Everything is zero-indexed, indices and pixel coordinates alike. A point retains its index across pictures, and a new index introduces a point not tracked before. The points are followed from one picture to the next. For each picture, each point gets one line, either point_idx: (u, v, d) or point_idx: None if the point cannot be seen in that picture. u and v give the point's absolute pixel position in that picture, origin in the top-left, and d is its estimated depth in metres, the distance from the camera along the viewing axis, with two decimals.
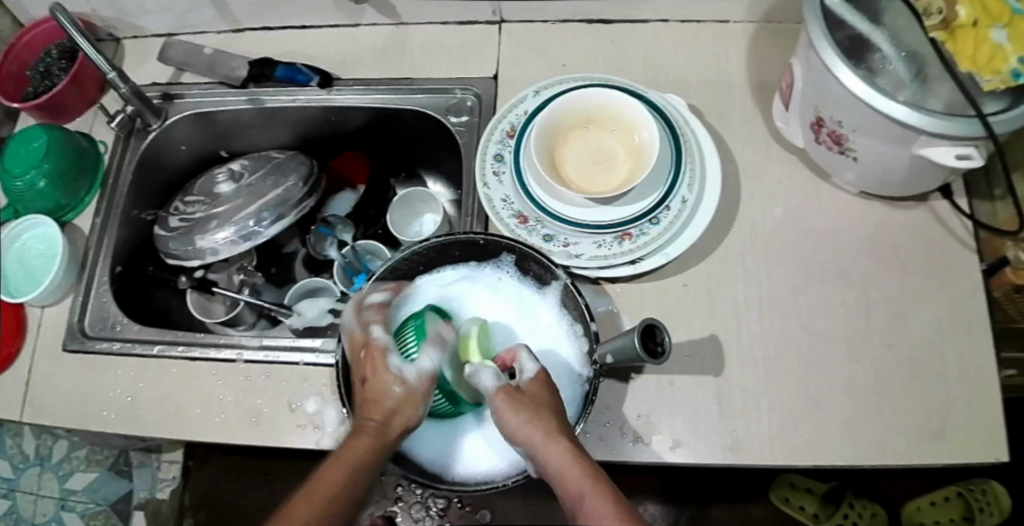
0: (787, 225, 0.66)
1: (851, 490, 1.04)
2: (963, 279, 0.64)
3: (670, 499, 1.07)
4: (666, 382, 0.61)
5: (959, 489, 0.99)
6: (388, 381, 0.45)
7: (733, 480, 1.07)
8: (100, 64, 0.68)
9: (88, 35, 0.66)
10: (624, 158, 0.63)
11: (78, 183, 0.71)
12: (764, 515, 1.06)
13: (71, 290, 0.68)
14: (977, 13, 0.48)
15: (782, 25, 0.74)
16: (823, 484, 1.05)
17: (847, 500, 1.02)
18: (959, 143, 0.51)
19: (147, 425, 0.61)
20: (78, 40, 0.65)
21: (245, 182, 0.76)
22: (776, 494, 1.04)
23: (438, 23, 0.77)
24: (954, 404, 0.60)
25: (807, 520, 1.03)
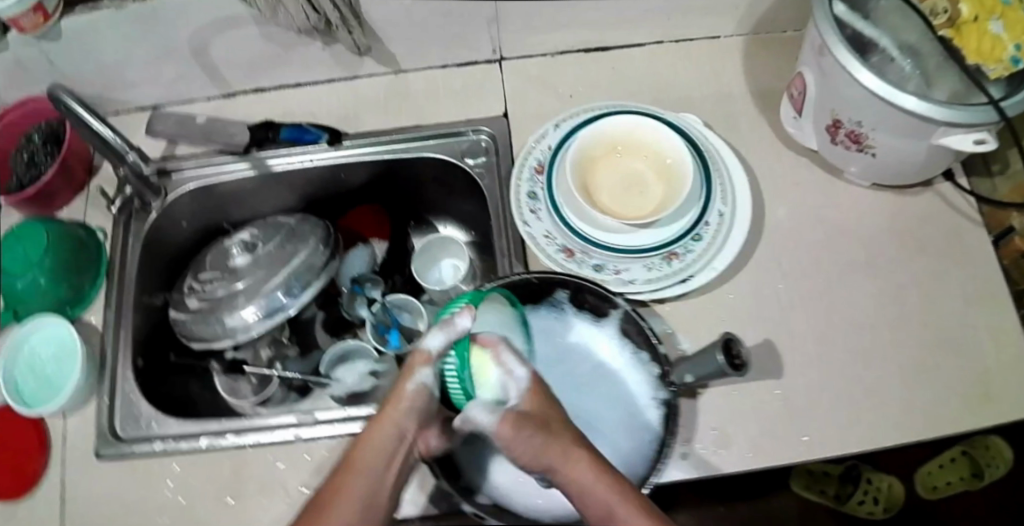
0: (811, 223, 0.69)
1: (865, 466, 1.09)
2: (982, 251, 0.67)
3: (701, 508, 1.07)
4: (730, 392, 0.60)
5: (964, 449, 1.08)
6: (401, 416, 0.45)
7: (758, 480, 1.08)
8: (120, 146, 0.65)
9: (99, 113, 0.62)
10: (655, 179, 0.63)
11: (82, 276, 0.69)
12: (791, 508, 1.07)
13: (92, 394, 0.66)
14: (977, 8, 0.54)
15: (770, 35, 0.78)
16: (838, 465, 1.09)
17: (863, 476, 1.08)
18: (973, 130, 0.54)
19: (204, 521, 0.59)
20: (86, 119, 0.61)
21: (261, 251, 0.74)
22: (797, 482, 1.08)
23: (437, 67, 0.77)
24: (1004, 370, 0.61)
25: (828, 502, 1.07)
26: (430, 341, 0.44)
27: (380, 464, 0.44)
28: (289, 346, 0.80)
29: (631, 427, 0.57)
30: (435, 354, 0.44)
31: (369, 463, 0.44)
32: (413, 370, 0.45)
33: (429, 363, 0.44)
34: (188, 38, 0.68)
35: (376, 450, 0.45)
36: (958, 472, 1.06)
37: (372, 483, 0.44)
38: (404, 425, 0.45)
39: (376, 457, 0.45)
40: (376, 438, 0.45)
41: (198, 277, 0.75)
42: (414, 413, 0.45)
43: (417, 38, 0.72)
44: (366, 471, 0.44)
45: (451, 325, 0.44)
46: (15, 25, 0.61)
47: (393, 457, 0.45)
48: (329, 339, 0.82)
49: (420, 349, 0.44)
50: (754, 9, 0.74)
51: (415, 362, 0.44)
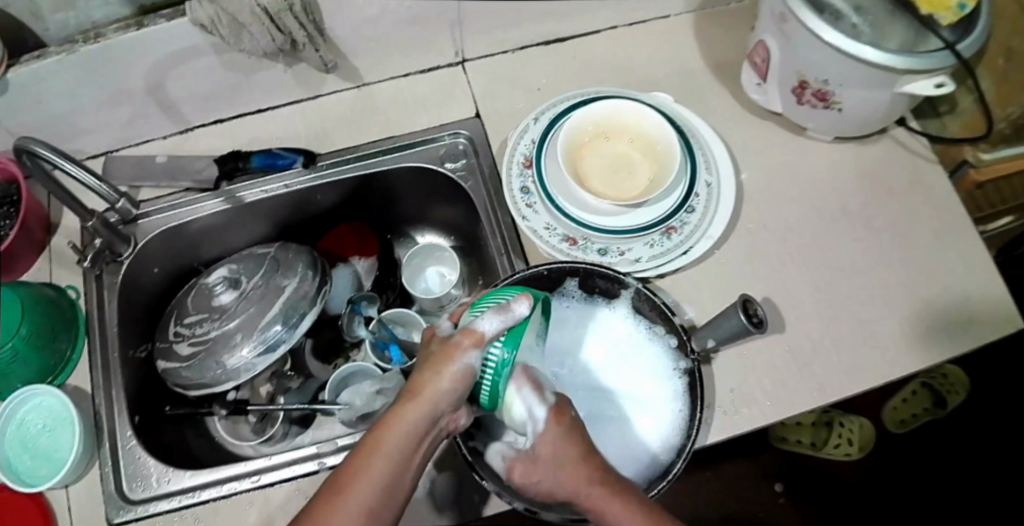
0: (786, 182, 0.72)
1: (837, 410, 1.12)
2: (941, 186, 0.72)
3: (693, 475, 1.11)
4: (742, 353, 0.62)
5: (923, 380, 1.13)
6: (438, 399, 0.42)
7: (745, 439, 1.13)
8: (106, 193, 0.62)
9: (76, 159, 0.56)
10: (641, 159, 0.65)
11: (62, 340, 0.65)
12: (780, 460, 1.12)
13: (93, 459, 0.62)
14: None
15: (717, 9, 0.81)
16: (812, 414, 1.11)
17: (836, 420, 1.11)
18: (932, 75, 0.58)
19: None
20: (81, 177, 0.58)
21: (248, 286, 0.71)
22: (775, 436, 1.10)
23: (401, 76, 0.76)
24: (978, 293, 0.66)
25: (807, 450, 1.10)
26: (484, 324, 0.42)
27: (406, 448, 0.42)
28: (291, 378, 0.78)
29: (658, 400, 0.57)
30: (488, 337, 0.42)
31: (396, 446, 0.41)
32: (460, 352, 0.42)
33: (480, 346, 0.42)
34: (143, 75, 0.64)
35: (405, 433, 0.42)
36: (921, 404, 1.12)
37: (395, 468, 0.41)
38: (439, 409, 0.42)
39: (403, 440, 0.42)
40: (406, 420, 0.41)
41: (183, 322, 0.72)
42: (451, 397, 0.42)
43: (382, 49, 0.71)
44: (390, 456, 0.41)
45: (507, 310, 0.43)
46: None
47: (420, 441, 0.42)
48: (321, 365, 0.80)
49: (472, 331, 0.42)
50: None
51: (463, 343, 0.41)
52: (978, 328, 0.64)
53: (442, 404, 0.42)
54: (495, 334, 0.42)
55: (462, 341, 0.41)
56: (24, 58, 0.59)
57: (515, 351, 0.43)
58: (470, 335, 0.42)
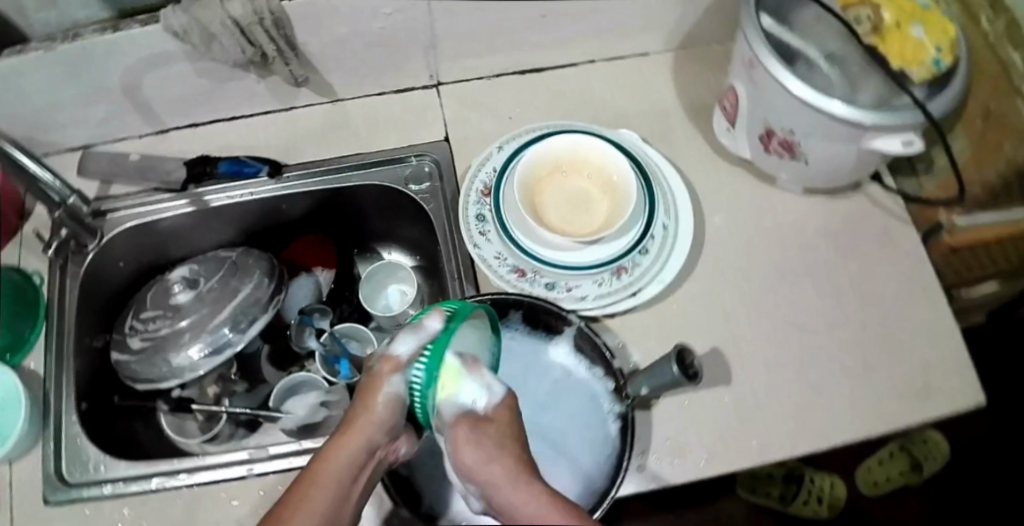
0: (749, 231, 0.71)
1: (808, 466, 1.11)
2: (911, 247, 0.70)
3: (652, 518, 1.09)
4: (684, 401, 0.61)
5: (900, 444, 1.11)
6: (371, 431, 0.42)
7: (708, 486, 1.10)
8: (59, 189, 0.64)
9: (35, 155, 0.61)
10: (600, 196, 0.64)
11: (19, 322, 0.66)
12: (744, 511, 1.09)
13: (37, 441, 0.62)
14: (898, 14, 0.57)
15: (698, 50, 0.80)
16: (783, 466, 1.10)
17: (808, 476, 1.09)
18: (902, 131, 0.56)
19: None
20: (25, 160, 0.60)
21: (205, 287, 0.72)
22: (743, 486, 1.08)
23: (376, 94, 0.77)
24: (936, 360, 0.64)
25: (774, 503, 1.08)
26: (399, 347, 0.41)
27: (343, 482, 0.42)
28: (237, 382, 0.78)
29: (589, 443, 0.57)
30: (406, 359, 0.41)
31: (333, 480, 0.42)
32: (382, 380, 0.41)
33: (401, 371, 0.41)
34: (118, 74, 0.66)
35: (340, 466, 0.42)
36: (897, 468, 1.09)
37: (333, 502, 0.42)
38: (373, 442, 0.42)
39: (340, 474, 0.42)
40: (341, 453, 0.42)
41: (140, 316, 0.72)
42: (383, 429, 0.42)
43: (355, 66, 0.72)
44: (330, 488, 0.41)
45: (422, 328, 0.42)
46: None
47: (357, 474, 0.43)
48: (275, 372, 0.80)
49: (388, 357, 0.41)
50: (680, 26, 0.76)
51: (383, 372, 0.41)
52: (930, 396, 0.63)
53: (376, 435, 0.42)
54: (411, 356, 0.41)
55: (382, 369, 0.41)
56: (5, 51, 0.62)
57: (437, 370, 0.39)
58: (387, 362, 0.41)
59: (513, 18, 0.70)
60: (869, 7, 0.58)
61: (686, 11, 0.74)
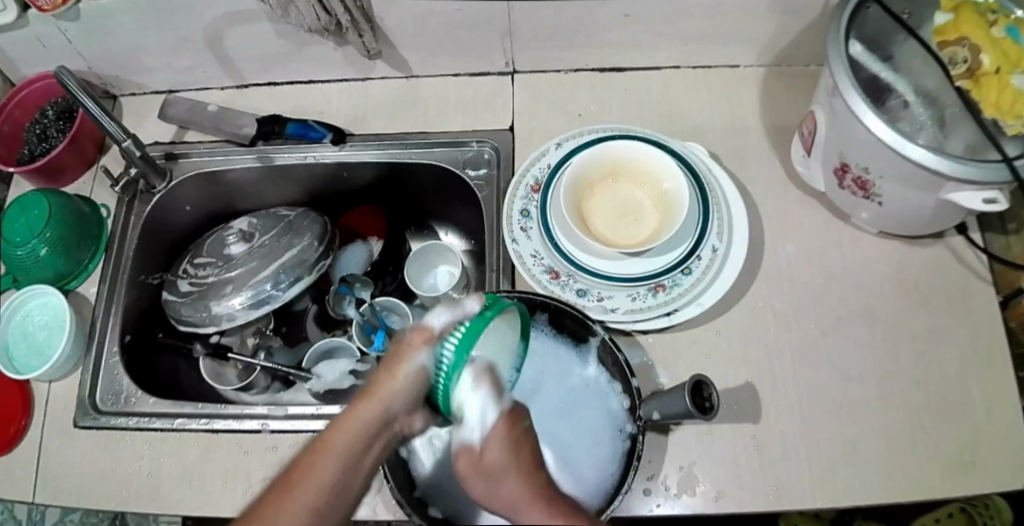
0: (810, 268, 0.66)
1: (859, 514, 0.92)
2: (989, 312, 0.64)
3: None
4: (705, 431, 0.59)
5: (960, 503, 0.86)
6: (390, 399, 0.40)
7: None
8: (115, 132, 0.67)
9: (95, 95, 0.66)
10: (651, 209, 0.63)
11: (81, 251, 0.71)
12: None
13: (78, 363, 0.68)
14: (999, 60, 0.51)
15: (792, 68, 0.76)
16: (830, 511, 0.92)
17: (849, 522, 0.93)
18: (985, 188, 0.51)
19: (170, 503, 0.60)
20: (83, 100, 0.65)
21: (257, 242, 0.74)
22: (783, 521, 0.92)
23: (450, 75, 0.77)
24: (991, 438, 0.59)
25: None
26: (435, 320, 0.41)
27: (356, 448, 0.40)
28: (273, 338, 0.81)
29: (595, 458, 0.55)
30: (439, 333, 0.40)
31: (346, 446, 0.39)
32: (410, 350, 0.40)
33: (429, 343, 0.40)
34: (201, 27, 0.70)
35: (355, 433, 0.40)
36: None
37: (344, 468, 0.39)
38: (392, 410, 0.41)
39: (354, 440, 0.40)
40: (358, 419, 0.40)
41: (193, 261, 0.76)
42: (404, 399, 0.41)
43: (429, 45, 0.72)
44: (342, 452, 0.39)
45: (458, 306, 0.42)
46: (34, 4, 0.65)
47: (371, 442, 0.40)
48: (319, 332, 0.81)
49: (422, 328, 0.40)
50: (774, 42, 0.72)
51: (413, 341, 0.40)
52: (974, 474, 0.57)
53: (396, 404, 0.41)
54: (445, 328, 0.41)
55: (412, 339, 0.40)
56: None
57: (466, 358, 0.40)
58: (421, 331, 0.40)
59: (594, 15, 0.68)
60: (967, 47, 0.53)
61: (782, 27, 0.70)
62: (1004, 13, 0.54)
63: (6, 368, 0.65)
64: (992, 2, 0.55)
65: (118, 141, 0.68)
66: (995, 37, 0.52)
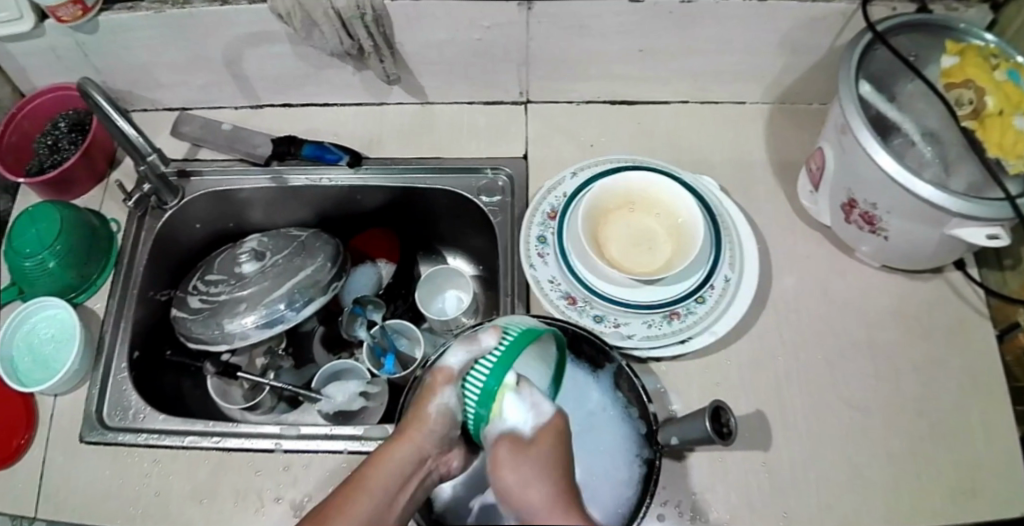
0: (815, 299, 0.68)
1: None
2: (986, 345, 0.66)
3: None
4: (717, 457, 0.60)
5: None
6: (421, 441, 0.43)
7: None
8: (142, 146, 0.67)
9: (123, 111, 0.65)
10: (665, 239, 0.64)
11: (90, 264, 0.71)
12: None
13: (85, 377, 0.67)
14: (1002, 102, 0.55)
15: (795, 105, 0.79)
16: None
17: None
18: (989, 224, 0.54)
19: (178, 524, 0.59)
20: (112, 115, 0.64)
21: (270, 262, 0.75)
22: None
23: (465, 102, 0.79)
24: (992, 467, 0.60)
25: None
26: (452, 359, 0.41)
27: (389, 490, 0.43)
28: (284, 358, 0.80)
29: (611, 483, 0.56)
30: (458, 373, 0.41)
31: (381, 485, 0.43)
32: (435, 391, 0.42)
33: (452, 383, 0.41)
34: (222, 46, 0.71)
35: (391, 472, 0.43)
36: None
37: (378, 507, 0.43)
38: (424, 451, 0.44)
39: (388, 480, 0.43)
40: (392, 463, 0.43)
41: (204, 278, 0.76)
42: (434, 439, 0.43)
43: (447, 72, 0.74)
44: (373, 495, 0.43)
45: (473, 343, 0.41)
46: (54, 15, 0.65)
47: (403, 483, 0.44)
48: (325, 355, 0.81)
49: (443, 368, 0.42)
50: (780, 80, 0.75)
51: (437, 384, 0.41)
52: (976, 503, 0.59)
53: (427, 445, 0.44)
54: (462, 367, 0.41)
55: (436, 380, 0.42)
56: (117, 5, 0.67)
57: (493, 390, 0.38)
58: (441, 373, 0.42)
59: (610, 48, 0.70)
60: (973, 89, 0.57)
61: (788, 65, 0.73)
62: (1004, 58, 0.58)
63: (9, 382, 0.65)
64: (993, 47, 0.60)
65: (142, 156, 0.69)
66: (997, 80, 0.56)
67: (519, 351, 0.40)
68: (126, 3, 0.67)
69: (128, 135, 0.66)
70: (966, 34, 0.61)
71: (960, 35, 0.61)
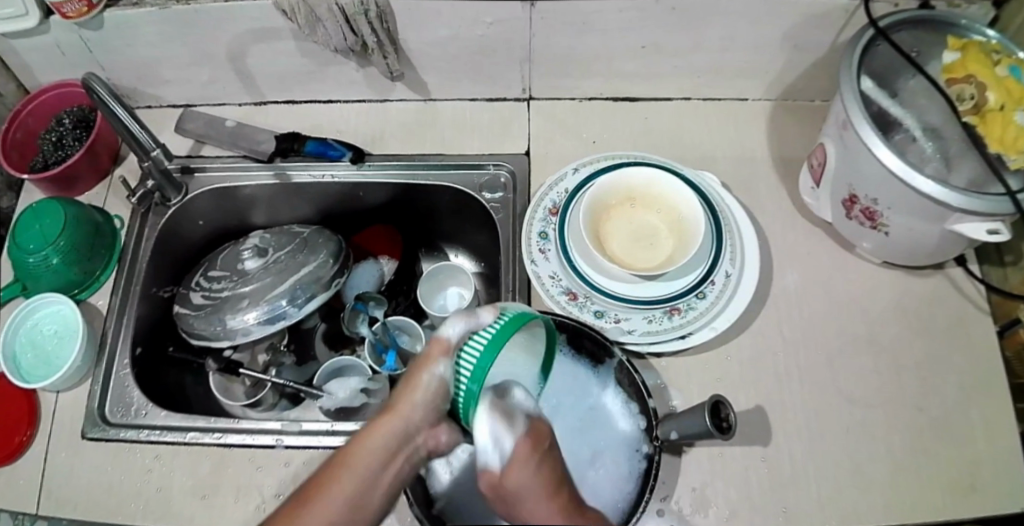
0: (816, 295, 0.68)
1: None
2: (987, 342, 0.66)
3: None
4: (717, 453, 0.60)
5: None
6: (410, 413, 0.42)
7: None
8: (146, 142, 0.68)
9: (127, 105, 0.65)
10: (666, 234, 0.64)
11: (94, 260, 0.71)
12: None
13: (88, 373, 0.67)
14: (1004, 98, 0.55)
15: (798, 102, 0.79)
16: None
17: None
18: (989, 220, 0.54)
19: (179, 518, 0.59)
20: (116, 111, 0.64)
21: (272, 258, 0.75)
22: None
23: (467, 99, 0.79)
24: (992, 464, 0.60)
25: None
26: (449, 331, 0.42)
27: (376, 463, 0.41)
28: (285, 354, 0.80)
29: (613, 478, 0.56)
30: (454, 344, 0.42)
31: (368, 457, 0.41)
32: (430, 361, 0.42)
33: (447, 355, 0.41)
34: (226, 43, 0.71)
35: (377, 445, 0.41)
36: None
37: (363, 480, 0.41)
38: (412, 424, 0.42)
39: (375, 454, 0.41)
40: (379, 433, 0.42)
41: (207, 274, 0.76)
42: (425, 410, 0.42)
43: (451, 69, 0.74)
44: (361, 467, 0.41)
45: (470, 318, 0.43)
46: (60, 10, 0.66)
47: (390, 457, 0.42)
48: (327, 351, 0.82)
49: (438, 339, 0.42)
50: (783, 77, 0.75)
51: (431, 354, 0.41)
52: (976, 499, 0.59)
53: (417, 417, 0.42)
54: (460, 338, 0.42)
55: (431, 351, 0.42)
56: (122, 2, 0.68)
57: (490, 363, 0.40)
58: (436, 344, 0.42)
59: (613, 44, 0.70)
60: (975, 85, 0.56)
61: (791, 62, 0.73)
62: (1007, 53, 0.59)
63: (12, 377, 0.65)
64: (995, 42, 0.60)
65: (146, 152, 0.69)
66: (999, 76, 0.56)
67: (512, 330, 0.42)
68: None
69: (131, 131, 0.66)
70: (968, 30, 0.61)
71: (963, 30, 0.61)
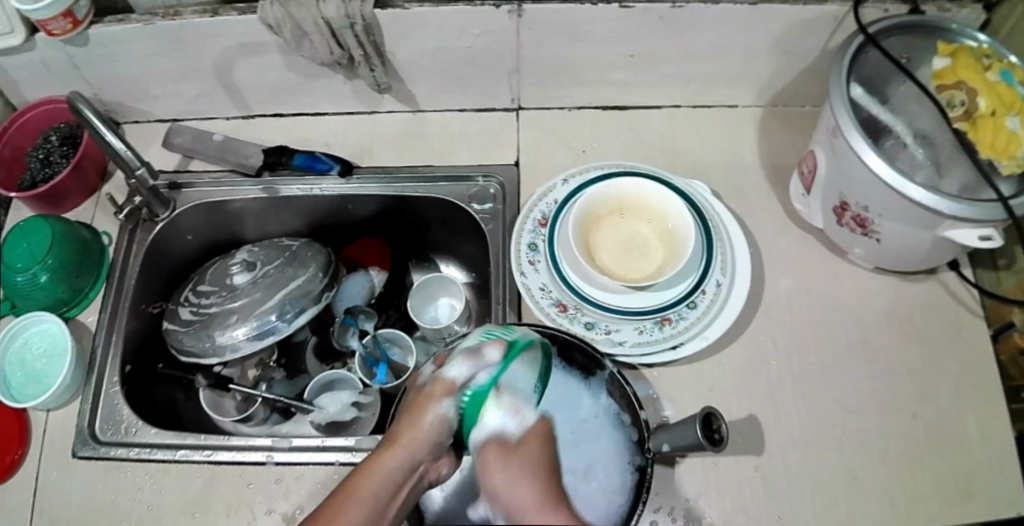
0: (808, 302, 0.68)
1: None
2: (981, 347, 0.66)
3: None
4: (711, 464, 0.59)
5: None
6: (414, 448, 0.41)
7: None
8: (130, 160, 0.67)
9: (111, 124, 0.64)
10: (656, 243, 0.64)
11: (82, 278, 0.70)
12: None
13: (78, 392, 0.67)
14: (996, 104, 0.54)
15: (788, 108, 0.78)
16: None
17: None
18: (980, 226, 0.53)
19: None
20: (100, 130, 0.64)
21: (260, 273, 0.74)
22: None
23: (456, 110, 0.79)
24: (988, 470, 0.60)
25: None
26: (453, 371, 0.40)
27: (384, 494, 0.42)
28: (276, 370, 0.80)
29: (605, 491, 0.56)
30: (459, 386, 0.40)
31: (374, 490, 0.42)
32: (432, 402, 0.40)
33: (451, 395, 0.40)
34: (213, 58, 0.71)
35: (382, 479, 0.42)
36: None
37: (373, 512, 0.42)
38: (416, 458, 0.42)
39: (381, 486, 0.42)
40: (383, 469, 0.42)
41: (196, 289, 0.76)
42: (427, 446, 0.42)
43: (440, 79, 0.74)
44: (369, 500, 0.42)
45: (478, 357, 0.41)
46: (45, 28, 0.65)
47: (397, 487, 0.43)
48: (318, 364, 0.81)
49: (443, 379, 0.40)
50: (773, 83, 0.75)
51: (435, 394, 0.40)
52: (972, 506, 0.58)
53: (421, 452, 0.42)
54: (464, 380, 0.40)
55: (432, 391, 0.40)
56: (108, 18, 0.67)
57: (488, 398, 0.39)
58: (440, 384, 0.40)
59: (601, 53, 0.70)
60: (965, 91, 0.56)
61: (780, 68, 0.73)
62: (997, 58, 0.58)
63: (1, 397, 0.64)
64: (985, 47, 0.59)
65: (132, 170, 0.69)
66: (990, 81, 0.55)
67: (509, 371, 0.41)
68: (116, 16, 0.67)
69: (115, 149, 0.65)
70: (959, 35, 0.61)
71: (952, 36, 0.61)
